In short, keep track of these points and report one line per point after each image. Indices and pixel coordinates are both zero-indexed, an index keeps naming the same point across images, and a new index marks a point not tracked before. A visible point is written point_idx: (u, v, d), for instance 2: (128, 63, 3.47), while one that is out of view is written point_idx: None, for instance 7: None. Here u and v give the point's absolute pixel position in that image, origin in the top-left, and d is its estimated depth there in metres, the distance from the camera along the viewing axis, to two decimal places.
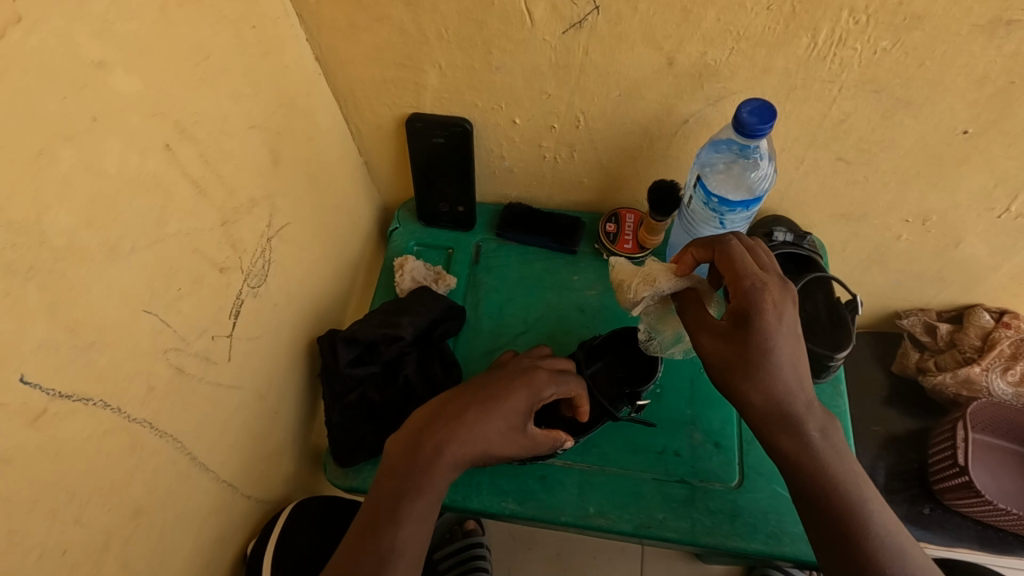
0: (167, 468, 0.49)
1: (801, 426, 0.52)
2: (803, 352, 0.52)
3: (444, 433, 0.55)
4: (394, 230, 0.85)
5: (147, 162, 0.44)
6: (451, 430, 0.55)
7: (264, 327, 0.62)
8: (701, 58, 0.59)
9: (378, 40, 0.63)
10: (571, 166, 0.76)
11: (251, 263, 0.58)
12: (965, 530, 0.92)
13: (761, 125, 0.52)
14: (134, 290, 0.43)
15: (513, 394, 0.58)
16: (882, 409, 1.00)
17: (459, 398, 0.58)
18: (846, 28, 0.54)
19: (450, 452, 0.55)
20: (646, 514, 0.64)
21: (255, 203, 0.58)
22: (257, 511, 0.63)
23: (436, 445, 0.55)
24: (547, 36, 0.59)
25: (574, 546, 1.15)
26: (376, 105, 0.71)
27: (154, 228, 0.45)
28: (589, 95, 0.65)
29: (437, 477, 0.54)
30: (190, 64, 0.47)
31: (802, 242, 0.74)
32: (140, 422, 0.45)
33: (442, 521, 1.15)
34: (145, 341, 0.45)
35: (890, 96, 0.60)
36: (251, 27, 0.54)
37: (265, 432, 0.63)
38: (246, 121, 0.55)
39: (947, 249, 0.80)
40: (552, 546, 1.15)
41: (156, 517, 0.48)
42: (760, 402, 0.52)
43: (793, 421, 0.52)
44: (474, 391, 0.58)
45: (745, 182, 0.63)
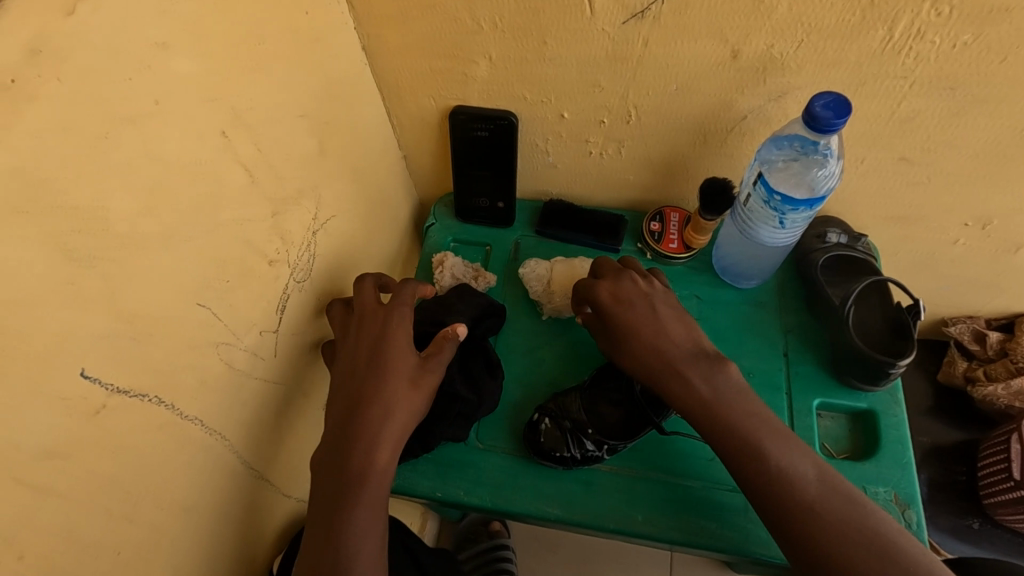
0: (215, 466, 0.47)
1: (690, 379, 0.56)
2: (668, 317, 0.60)
3: (375, 426, 0.54)
4: (432, 225, 0.83)
5: (205, 150, 0.42)
6: (366, 421, 0.54)
7: (307, 323, 0.61)
8: (767, 51, 0.56)
9: (429, 29, 0.61)
10: (618, 162, 0.74)
11: (297, 256, 0.57)
12: (1017, 547, 0.88)
13: (835, 120, 0.50)
14: (189, 281, 0.42)
15: (395, 357, 0.57)
16: (926, 419, 0.97)
17: (350, 387, 0.56)
18: (926, 21, 0.51)
19: (384, 441, 0.54)
20: (697, 524, 0.62)
21: (302, 194, 0.56)
22: (296, 510, 0.62)
23: (370, 439, 0.53)
24: (606, 26, 0.57)
25: (601, 551, 1.13)
26: (421, 96, 0.70)
27: (209, 218, 0.43)
28: (644, 89, 0.63)
29: (376, 465, 0.53)
30: (247, 48, 0.45)
31: (857, 245, 0.71)
32: (192, 419, 0.44)
33: (467, 522, 1.13)
34: (198, 335, 0.44)
35: (965, 94, 0.57)
36: (304, 13, 0.52)
37: (305, 430, 0.62)
38: (296, 109, 0.54)
39: (1005, 254, 0.77)
40: (578, 551, 1.13)
41: (204, 516, 0.47)
42: (643, 371, 0.59)
43: (684, 379, 0.57)
44: (351, 377, 0.56)
45: (806, 180, 0.60)
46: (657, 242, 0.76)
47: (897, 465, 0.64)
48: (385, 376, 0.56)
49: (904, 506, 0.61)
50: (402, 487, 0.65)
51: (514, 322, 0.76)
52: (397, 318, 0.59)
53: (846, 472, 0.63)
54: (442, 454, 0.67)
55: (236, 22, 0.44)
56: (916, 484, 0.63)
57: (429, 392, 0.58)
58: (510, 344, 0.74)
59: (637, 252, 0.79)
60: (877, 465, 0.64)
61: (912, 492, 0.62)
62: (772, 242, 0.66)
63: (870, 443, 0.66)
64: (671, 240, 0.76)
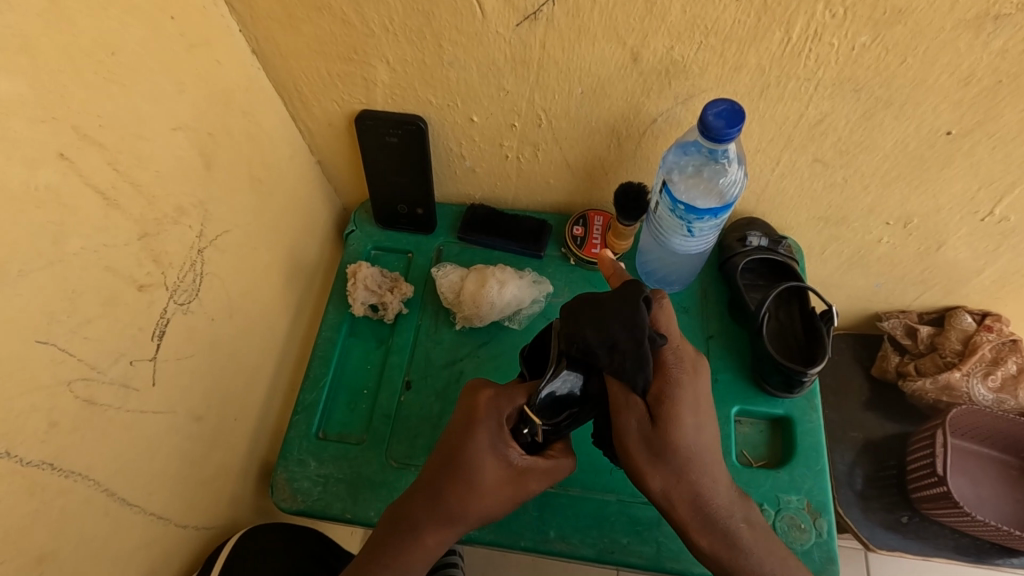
0: (78, 510, 0.45)
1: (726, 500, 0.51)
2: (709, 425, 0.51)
3: (429, 499, 0.51)
4: (351, 232, 0.80)
5: (36, 174, 0.39)
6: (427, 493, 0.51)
7: (199, 345, 0.57)
8: (667, 54, 0.54)
9: (321, 32, 0.57)
10: (536, 165, 0.71)
11: (178, 277, 0.53)
12: (943, 539, 0.91)
13: (727, 129, 0.51)
14: (26, 319, 0.39)
15: (484, 460, 0.49)
16: (863, 414, 0.98)
17: (428, 458, 0.52)
18: (821, 22, 0.49)
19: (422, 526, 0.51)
20: (610, 539, 0.61)
21: (184, 211, 0.53)
22: (199, 540, 0.59)
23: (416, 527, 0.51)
24: (500, 28, 0.54)
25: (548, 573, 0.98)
26: (325, 100, 0.66)
27: (49, 249, 0.40)
28: (550, 93, 0.61)
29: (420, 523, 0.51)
30: (90, 61, 0.42)
31: (778, 247, 0.70)
32: (38, 463, 0.41)
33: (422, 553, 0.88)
34: (42, 373, 0.41)
35: (869, 95, 0.55)
36: (170, 18, 0.48)
37: (207, 457, 0.59)
38: (167, 121, 0.50)
39: (929, 252, 0.75)
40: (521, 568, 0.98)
41: (66, 561, 0.44)
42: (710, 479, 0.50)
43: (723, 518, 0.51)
44: (436, 454, 0.52)
45: (716, 188, 0.61)
46: (579, 247, 0.74)
47: (810, 473, 0.64)
48: (461, 483, 0.50)
49: (814, 514, 0.62)
50: (313, 509, 0.65)
51: (433, 331, 0.73)
52: (509, 415, 0.50)
53: (761, 481, 0.63)
54: (353, 475, 0.66)
55: (76, 34, 0.40)
56: (827, 491, 0.63)
57: (513, 497, 0.51)
58: (428, 356, 0.72)
59: (561, 258, 0.76)
60: (791, 473, 0.64)
61: (822, 500, 0.63)
62: (685, 250, 0.67)
63: (787, 449, 0.66)
64: (594, 245, 0.74)
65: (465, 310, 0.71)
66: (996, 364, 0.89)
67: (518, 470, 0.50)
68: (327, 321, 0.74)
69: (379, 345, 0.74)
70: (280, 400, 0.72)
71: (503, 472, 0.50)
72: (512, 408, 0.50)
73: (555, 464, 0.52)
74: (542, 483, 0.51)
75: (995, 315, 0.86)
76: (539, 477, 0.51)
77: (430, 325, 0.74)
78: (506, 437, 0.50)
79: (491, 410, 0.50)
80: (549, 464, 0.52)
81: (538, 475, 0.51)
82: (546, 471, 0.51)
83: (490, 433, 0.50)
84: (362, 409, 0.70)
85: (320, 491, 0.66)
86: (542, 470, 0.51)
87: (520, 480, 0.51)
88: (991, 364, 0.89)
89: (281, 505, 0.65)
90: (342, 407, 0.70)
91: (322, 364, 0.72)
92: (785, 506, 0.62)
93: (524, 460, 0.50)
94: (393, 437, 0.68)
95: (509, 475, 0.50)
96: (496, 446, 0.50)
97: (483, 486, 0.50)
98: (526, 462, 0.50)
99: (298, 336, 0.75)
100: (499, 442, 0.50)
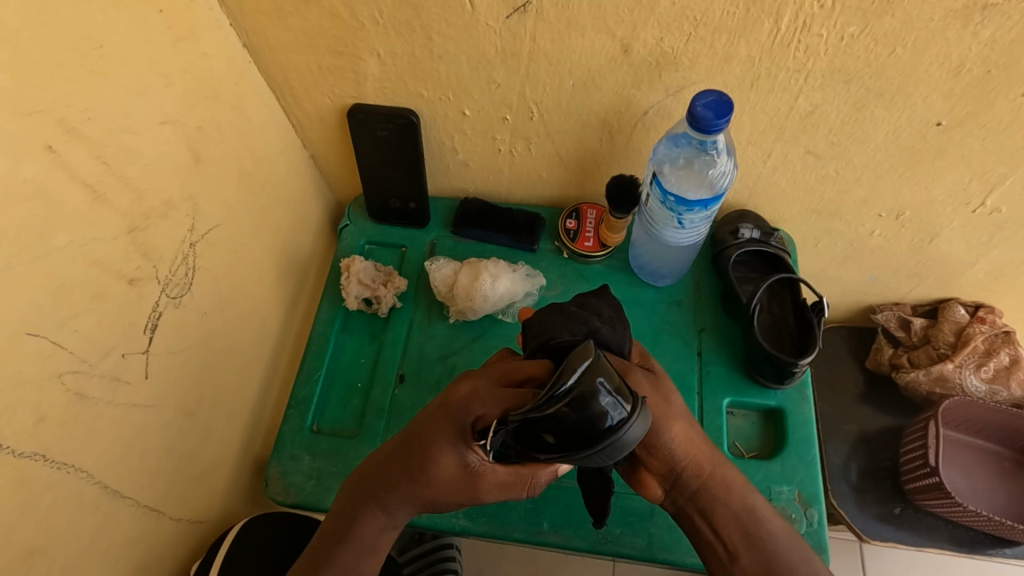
0: (69, 503, 0.45)
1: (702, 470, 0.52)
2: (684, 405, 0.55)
3: (389, 483, 0.51)
4: (345, 227, 0.80)
5: (22, 167, 0.39)
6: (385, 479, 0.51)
7: (191, 339, 0.57)
8: (657, 46, 0.54)
9: (310, 25, 0.57)
10: (529, 159, 0.71)
11: (170, 270, 0.53)
12: (938, 531, 0.91)
13: (716, 120, 0.52)
14: (14, 312, 0.39)
15: (441, 458, 0.48)
16: (857, 406, 0.98)
17: (392, 451, 0.52)
18: (811, 12, 0.49)
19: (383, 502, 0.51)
20: (603, 530, 0.61)
21: (173, 205, 0.53)
22: (193, 533, 0.60)
23: (377, 496, 0.52)
24: (490, 21, 0.54)
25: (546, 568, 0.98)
26: (316, 95, 0.66)
27: (36, 242, 0.40)
28: (541, 85, 0.61)
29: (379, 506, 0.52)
30: (75, 53, 0.42)
31: (769, 239, 0.70)
32: (29, 455, 0.41)
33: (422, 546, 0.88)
34: (31, 366, 0.41)
35: (859, 87, 0.55)
36: (158, 12, 0.48)
37: (199, 451, 0.59)
38: (156, 115, 0.50)
39: (922, 244, 0.76)
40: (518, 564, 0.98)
41: (58, 553, 0.44)
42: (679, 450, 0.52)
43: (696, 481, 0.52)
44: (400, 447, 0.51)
45: (706, 179, 0.61)
46: (573, 241, 0.74)
47: (802, 464, 0.64)
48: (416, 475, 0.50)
49: (806, 504, 0.62)
50: (307, 503, 0.65)
51: (426, 326, 0.73)
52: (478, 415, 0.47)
53: (752, 473, 0.64)
54: (347, 469, 0.67)
55: (61, 26, 0.40)
56: (819, 483, 0.63)
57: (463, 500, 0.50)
58: (422, 350, 0.72)
59: (554, 251, 0.76)
60: (783, 464, 0.64)
61: (814, 490, 0.63)
62: (677, 243, 0.67)
63: (779, 441, 0.66)
64: (587, 238, 0.74)
65: (458, 304, 0.72)
66: (989, 356, 0.89)
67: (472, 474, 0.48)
68: (320, 315, 0.74)
69: (372, 339, 0.74)
70: (274, 395, 0.72)
71: (456, 476, 0.49)
72: (484, 410, 0.46)
73: (513, 480, 0.49)
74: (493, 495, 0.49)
75: (988, 306, 0.87)
76: (493, 487, 0.49)
77: (423, 319, 0.74)
78: (470, 441, 0.48)
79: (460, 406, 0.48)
80: (509, 476, 0.48)
81: (492, 486, 0.49)
82: (504, 482, 0.48)
83: (451, 431, 0.48)
84: (355, 402, 0.71)
85: (313, 485, 0.66)
86: (500, 484, 0.48)
87: (470, 487, 0.49)
88: (985, 355, 0.89)
89: (275, 499, 0.65)
90: (336, 401, 0.71)
91: (315, 358, 0.72)
92: (777, 497, 0.63)
93: (482, 468, 0.48)
94: (386, 431, 0.68)
95: (462, 480, 0.49)
96: (457, 449, 0.48)
97: (434, 481, 0.49)
98: (483, 468, 0.48)
99: (292, 331, 0.75)
100: (461, 445, 0.48)
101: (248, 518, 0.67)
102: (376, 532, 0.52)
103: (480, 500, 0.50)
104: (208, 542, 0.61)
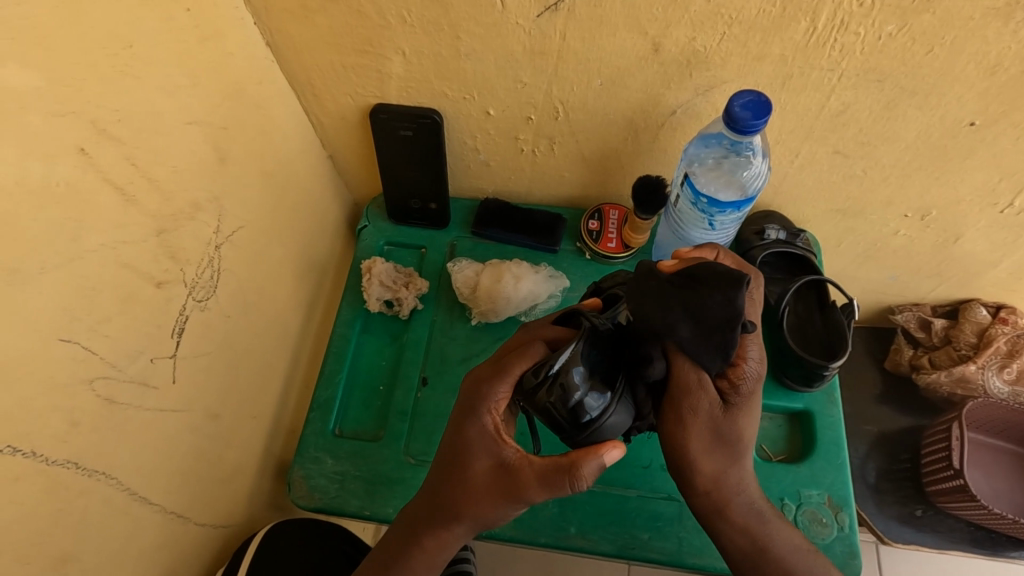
0: (99, 510, 0.44)
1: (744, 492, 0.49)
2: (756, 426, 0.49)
3: (427, 498, 0.49)
4: (363, 228, 0.79)
5: (55, 170, 0.38)
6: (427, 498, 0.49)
7: (216, 342, 0.56)
8: (689, 45, 0.53)
9: (335, 24, 0.56)
10: (551, 159, 0.70)
11: (196, 273, 0.52)
12: (958, 532, 0.91)
13: (753, 121, 0.51)
14: (46, 317, 0.39)
15: (472, 464, 0.46)
16: (875, 407, 0.97)
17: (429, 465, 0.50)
18: (848, 11, 0.49)
19: (432, 523, 0.48)
20: (631, 535, 0.61)
21: (199, 207, 0.52)
22: (217, 538, 0.59)
23: (428, 517, 0.49)
24: (520, 19, 0.54)
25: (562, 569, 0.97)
26: (338, 94, 0.65)
27: (67, 246, 0.39)
28: (568, 85, 0.60)
29: (439, 533, 0.48)
30: (106, 53, 0.41)
31: (796, 240, 0.69)
32: (62, 463, 0.41)
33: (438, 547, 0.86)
34: (63, 372, 0.40)
35: (893, 86, 0.55)
36: (185, 10, 0.47)
37: (223, 455, 0.59)
38: (182, 116, 0.49)
39: (946, 244, 0.75)
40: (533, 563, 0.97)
41: (89, 562, 0.44)
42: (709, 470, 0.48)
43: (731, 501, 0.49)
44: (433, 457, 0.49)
45: (737, 180, 0.61)
46: (596, 242, 0.74)
47: (831, 467, 0.64)
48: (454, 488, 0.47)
49: (836, 508, 0.62)
50: (331, 507, 0.65)
51: (448, 328, 0.73)
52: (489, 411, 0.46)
53: (780, 476, 0.63)
54: (371, 472, 0.66)
55: (92, 26, 0.40)
56: (848, 486, 0.63)
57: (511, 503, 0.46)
58: (444, 352, 0.71)
59: (575, 252, 0.76)
60: (811, 468, 0.64)
61: (843, 494, 0.63)
62: (705, 244, 0.66)
63: (806, 443, 0.65)
64: (610, 239, 0.74)
65: (481, 306, 0.71)
66: (1011, 357, 0.88)
67: (510, 475, 0.45)
68: (340, 317, 0.73)
69: (393, 341, 0.73)
70: (295, 398, 0.72)
71: (493, 482, 0.46)
72: (495, 402, 0.46)
73: (552, 470, 0.44)
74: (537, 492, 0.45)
75: (1010, 307, 0.86)
76: (535, 484, 0.45)
77: (444, 321, 0.73)
78: (495, 435, 0.46)
79: (474, 406, 0.47)
80: (547, 465, 0.45)
81: (535, 483, 0.45)
82: (546, 473, 0.44)
83: (476, 435, 0.46)
84: (378, 405, 0.70)
85: (336, 489, 0.65)
86: (538, 476, 0.45)
87: (512, 491, 0.46)
88: (1007, 356, 0.88)
89: (298, 503, 0.65)
90: (358, 404, 0.70)
91: (336, 361, 0.71)
92: (806, 501, 0.62)
93: (518, 461, 0.45)
94: (410, 434, 0.68)
95: (501, 485, 0.46)
96: (484, 450, 0.46)
97: (477, 494, 0.46)
98: (515, 460, 0.45)
99: (311, 333, 0.75)
100: (489, 446, 0.46)
101: (271, 521, 0.66)
102: (425, 557, 0.49)
103: (528, 499, 0.46)
104: (233, 546, 0.60)
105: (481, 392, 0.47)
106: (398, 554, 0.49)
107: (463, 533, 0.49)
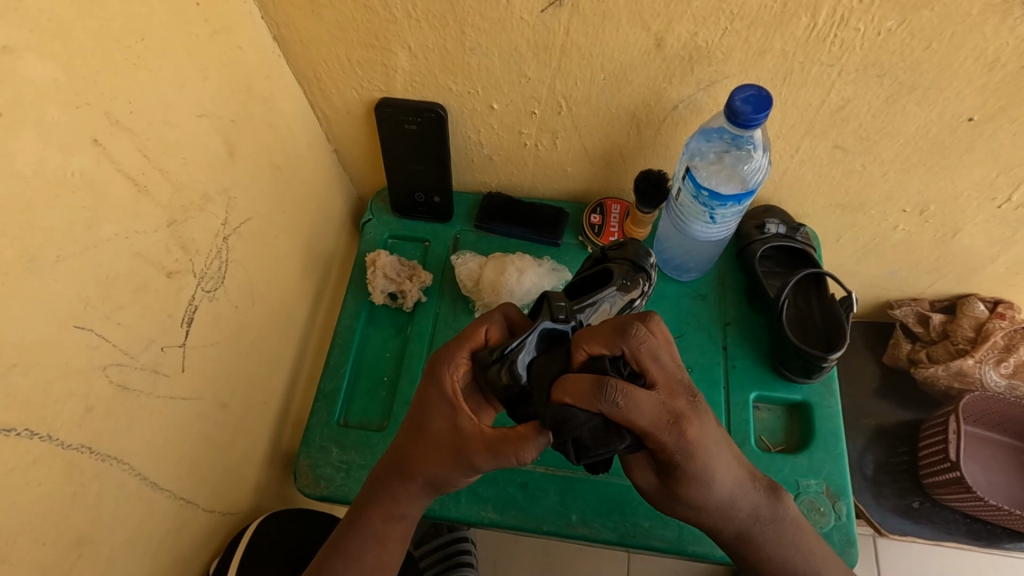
0: (113, 494, 0.45)
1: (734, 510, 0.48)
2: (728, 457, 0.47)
3: (393, 459, 0.50)
4: (367, 221, 0.80)
5: (71, 160, 0.39)
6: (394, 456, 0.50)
7: (224, 332, 0.57)
8: (691, 39, 0.54)
9: (342, 18, 0.57)
10: (554, 153, 0.71)
11: (205, 264, 0.53)
12: (955, 524, 0.92)
13: (754, 114, 0.52)
14: (63, 305, 0.39)
15: (432, 421, 0.47)
16: (874, 401, 0.98)
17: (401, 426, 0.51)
18: (848, 7, 0.49)
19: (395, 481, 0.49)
20: (632, 523, 0.62)
21: (209, 199, 0.53)
22: (224, 524, 0.60)
23: (390, 475, 0.49)
24: (524, 14, 0.54)
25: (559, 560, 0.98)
26: (344, 88, 0.66)
27: (82, 235, 0.40)
28: (572, 79, 0.61)
29: (400, 488, 0.49)
30: (120, 46, 0.42)
31: (795, 234, 0.70)
32: (77, 447, 0.42)
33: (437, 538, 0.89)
34: (78, 359, 0.41)
35: (893, 81, 0.55)
36: (196, 5, 0.48)
37: (231, 443, 0.60)
38: (193, 108, 0.50)
39: (945, 239, 0.76)
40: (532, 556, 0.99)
41: (103, 543, 0.45)
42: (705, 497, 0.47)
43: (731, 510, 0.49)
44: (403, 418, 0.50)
45: (738, 173, 0.62)
46: (597, 236, 0.75)
47: (828, 458, 0.65)
48: (415, 447, 0.48)
49: (834, 498, 0.63)
50: (337, 495, 0.66)
51: (451, 320, 0.74)
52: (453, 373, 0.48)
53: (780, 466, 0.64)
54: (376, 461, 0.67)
55: (107, 19, 0.41)
56: (845, 476, 0.64)
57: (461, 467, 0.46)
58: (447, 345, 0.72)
59: (578, 246, 0.77)
60: (811, 458, 0.65)
61: (842, 483, 0.64)
62: (705, 237, 0.67)
63: (806, 434, 0.66)
64: (612, 233, 0.75)
65: (485, 297, 0.72)
66: (1008, 351, 0.89)
67: (462, 438, 0.46)
68: (346, 308, 0.74)
69: (398, 333, 0.74)
70: (300, 389, 0.73)
71: (446, 443, 0.46)
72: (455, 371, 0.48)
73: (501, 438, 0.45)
74: (484, 459, 0.45)
75: (1007, 302, 0.87)
76: (484, 451, 0.45)
77: (447, 313, 0.74)
78: (451, 398, 0.47)
79: (439, 368, 0.48)
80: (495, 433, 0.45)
81: (481, 449, 0.45)
82: (491, 442, 0.45)
83: (438, 395, 0.47)
84: (383, 395, 0.71)
85: (341, 479, 0.66)
86: (486, 444, 0.45)
87: (462, 457, 0.46)
88: (1004, 351, 0.89)
89: (304, 491, 0.66)
90: (363, 394, 0.71)
91: (341, 352, 0.72)
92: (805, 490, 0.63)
93: (471, 429, 0.46)
94: None
95: (452, 448, 0.46)
96: (443, 411, 0.47)
97: (431, 453, 0.47)
98: (467, 426, 0.46)
99: (316, 324, 0.75)
100: (446, 407, 0.47)
101: (277, 509, 0.67)
102: (383, 515, 0.49)
103: (473, 467, 0.46)
104: (239, 531, 0.61)
105: (444, 357, 0.49)
106: (361, 514, 0.50)
107: (417, 494, 0.49)
